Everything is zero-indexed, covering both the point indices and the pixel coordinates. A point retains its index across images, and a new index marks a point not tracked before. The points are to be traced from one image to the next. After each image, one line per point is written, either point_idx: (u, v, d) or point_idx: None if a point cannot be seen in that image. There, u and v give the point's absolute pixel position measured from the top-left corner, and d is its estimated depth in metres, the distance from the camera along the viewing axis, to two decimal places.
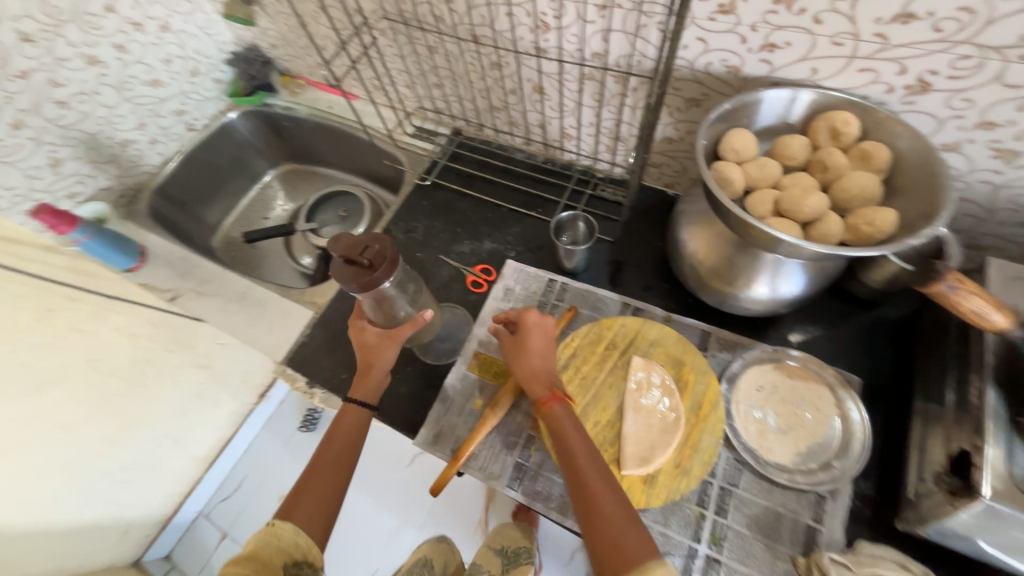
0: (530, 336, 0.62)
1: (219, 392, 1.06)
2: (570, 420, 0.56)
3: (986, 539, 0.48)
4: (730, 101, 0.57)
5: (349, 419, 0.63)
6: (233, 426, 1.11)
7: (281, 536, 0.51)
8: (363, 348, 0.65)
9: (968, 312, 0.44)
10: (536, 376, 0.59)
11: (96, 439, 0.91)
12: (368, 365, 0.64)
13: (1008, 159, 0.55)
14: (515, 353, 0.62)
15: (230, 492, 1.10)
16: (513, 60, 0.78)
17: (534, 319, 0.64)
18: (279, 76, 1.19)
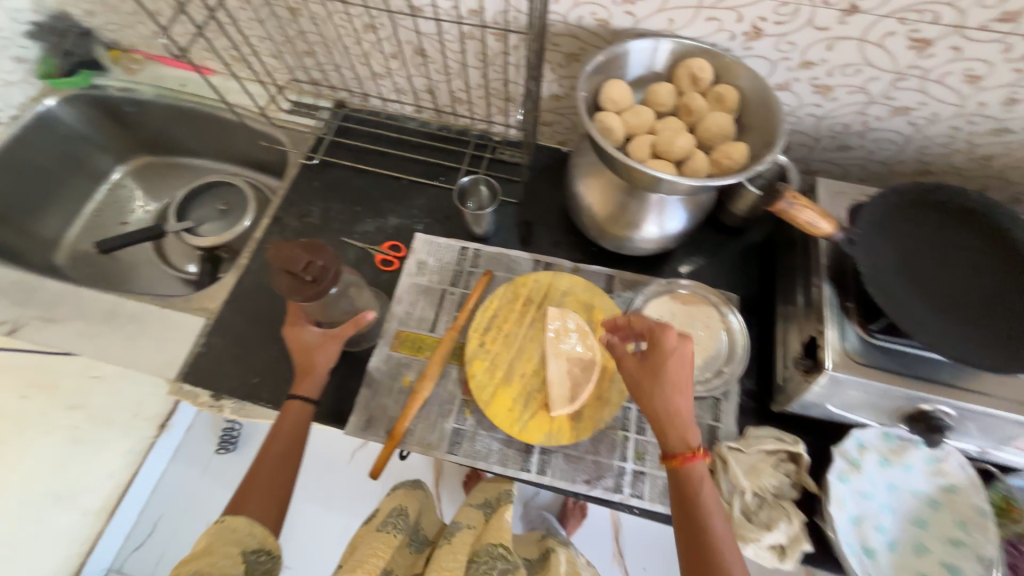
0: (666, 368, 0.55)
1: (106, 432, 0.96)
2: (699, 469, 0.54)
3: (831, 403, 0.60)
4: (602, 54, 0.60)
5: (292, 416, 0.62)
6: (132, 467, 0.99)
7: (235, 529, 0.53)
8: (302, 345, 0.64)
9: (803, 224, 0.53)
10: (681, 421, 0.54)
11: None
12: (310, 360, 0.64)
13: (824, 93, 0.66)
14: (649, 385, 0.55)
15: (143, 539, 1.05)
16: (387, 21, 0.74)
17: (681, 346, 0.56)
18: (106, 50, 1.00)
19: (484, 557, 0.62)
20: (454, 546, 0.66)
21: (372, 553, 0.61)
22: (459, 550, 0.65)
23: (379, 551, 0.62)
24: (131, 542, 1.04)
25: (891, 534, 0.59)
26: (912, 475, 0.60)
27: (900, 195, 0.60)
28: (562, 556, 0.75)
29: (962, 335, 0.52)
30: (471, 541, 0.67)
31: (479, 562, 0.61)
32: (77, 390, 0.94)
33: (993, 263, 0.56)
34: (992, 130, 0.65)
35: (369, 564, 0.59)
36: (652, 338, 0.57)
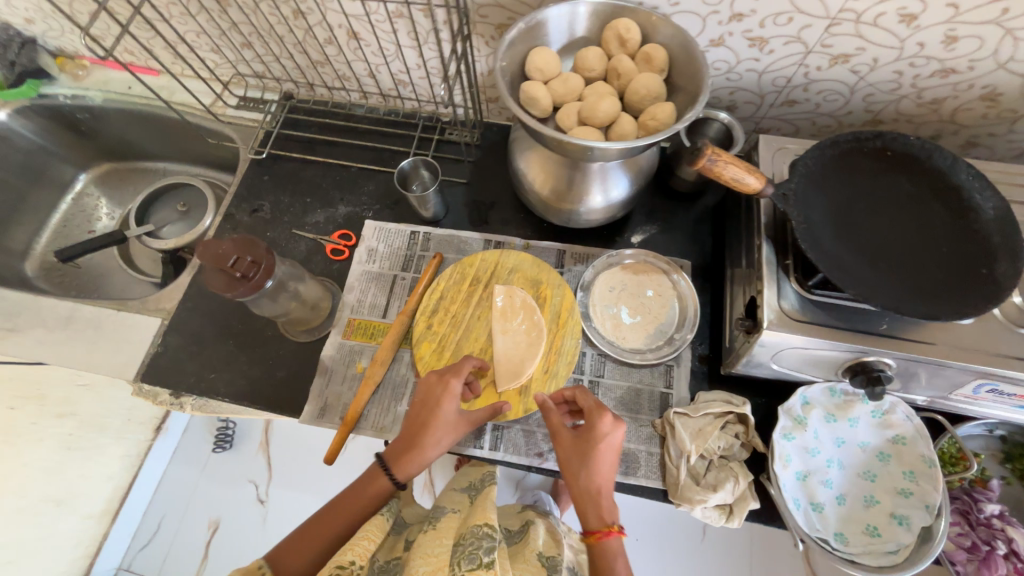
0: (593, 446, 0.54)
1: (100, 437, 1.04)
2: (617, 557, 0.51)
3: (776, 362, 0.60)
4: (520, 22, 0.58)
5: (376, 490, 0.58)
6: (131, 470, 1.12)
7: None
8: (438, 418, 0.57)
9: (728, 180, 0.52)
10: (596, 499, 0.53)
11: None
12: (425, 439, 0.57)
13: (761, 46, 0.64)
14: (574, 462, 0.54)
15: (148, 539, 1.15)
16: (314, 5, 0.72)
17: (613, 429, 0.55)
18: (52, 58, 1.00)
19: (469, 537, 0.54)
20: (439, 530, 0.58)
21: (363, 535, 0.55)
22: (444, 534, 0.57)
23: (370, 532, 0.55)
24: (138, 540, 1.15)
25: (839, 488, 0.59)
26: (859, 428, 0.60)
27: (840, 148, 0.59)
28: (540, 528, 0.70)
29: (898, 285, 0.52)
30: (457, 525, 0.58)
31: (464, 544, 0.53)
32: (66, 398, 0.97)
33: (933, 210, 0.57)
34: (937, 73, 0.62)
35: (358, 548, 0.53)
36: (588, 415, 0.57)
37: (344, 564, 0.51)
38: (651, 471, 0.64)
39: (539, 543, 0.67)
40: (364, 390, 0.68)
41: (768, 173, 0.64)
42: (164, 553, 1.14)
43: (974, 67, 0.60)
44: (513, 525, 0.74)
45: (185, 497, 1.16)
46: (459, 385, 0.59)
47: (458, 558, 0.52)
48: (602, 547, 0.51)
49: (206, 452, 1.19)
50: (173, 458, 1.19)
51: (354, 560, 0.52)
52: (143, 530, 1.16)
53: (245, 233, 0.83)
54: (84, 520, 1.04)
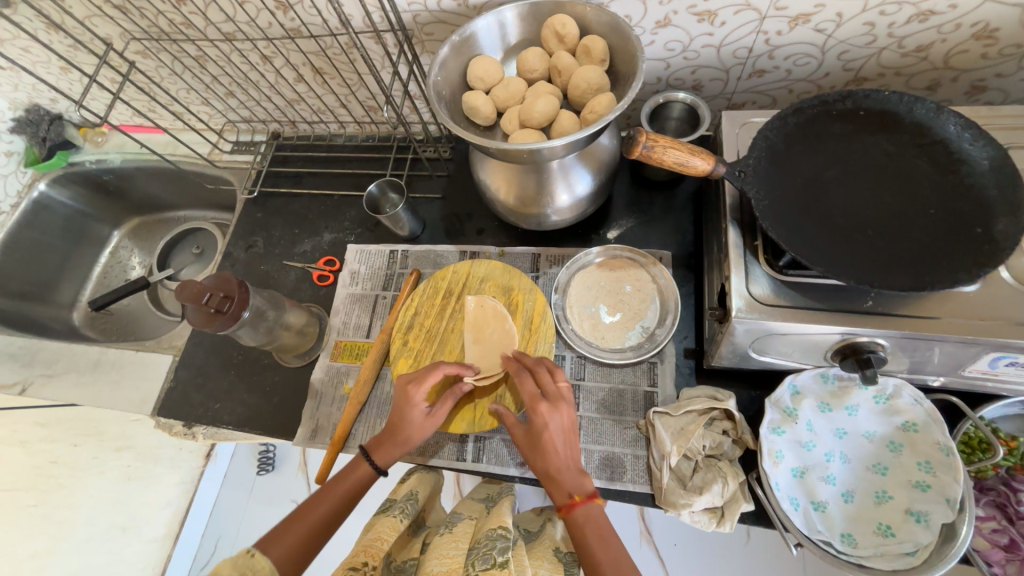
0: (536, 438, 0.54)
1: (157, 467, 1.11)
2: (596, 517, 0.51)
3: (758, 351, 0.56)
4: (451, 37, 0.58)
5: (361, 478, 0.58)
6: (187, 494, 1.15)
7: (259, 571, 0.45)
8: (409, 423, 0.59)
9: (672, 164, 0.49)
10: (555, 470, 0.53)
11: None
12: (401, 436, 0.59)
13: (711, 19, 0.60)
14: (529, 454, 0.55)
15: (206, 562, 1.18)
16: (277, 49, 0.76)
17: (552, 415, 0.54)
18: (76, 130, 1.11)
19: (483, 540, 0.53)
20: (455, 534, 0.58)
21: (375, 537, 0.54)
22: (460, 538, 0.57)
23: (383, 533, 0.54)
24: (200, 560, 1.19)
25: (844, 484, 0.54)
26: (860, 417, 0.55)
27: (805, 114, 0.55)
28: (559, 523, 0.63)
29: (875, 258, 0.48)
30: (472, 530, 0.58)
31: (478, 546, 0.53)
32: (123, 434, 1.08)
33: (918, 169, 0.51)
34: (914, 18, 0.56)
35: (371, 549, 0.52)
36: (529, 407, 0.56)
37: (358, 564, 0.50)
38: (638, 475, 0.61)
39: (558, 538, 0.61)
40: (349, 412, 0.69)
41: (733, 151, 0.60)
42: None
43: (956, 5, 0.54)
44: (532, 526, 0.66)
45: (239, 514, 1.20)
46: (419, 395, 0.59)
47: (472, 559, 0.51)
48: (572, 517, 0.51)
49: (252, 474, 1.22)
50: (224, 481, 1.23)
51: (368, 560, 0.50)
52: (205, 549, 1.19)
53: (242, 269, 0.89)
54: (150, 543, 1.10)
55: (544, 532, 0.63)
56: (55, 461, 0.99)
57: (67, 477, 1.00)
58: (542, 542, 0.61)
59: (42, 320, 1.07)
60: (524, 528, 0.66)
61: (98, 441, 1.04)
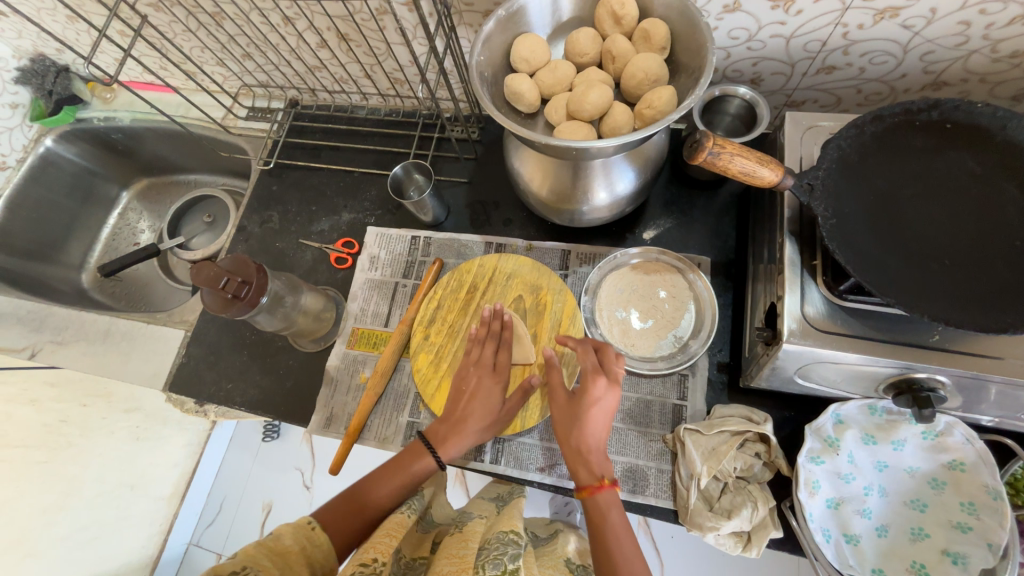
0: (581, 408, 0.53)
1: (163, 428, 1.12)
2: (615, 504, 0.50)
3: (802, 376, 0.53)
4: (497, 10, 0.52)
5: (422, 467, 0.57)
6: (194, 455, 1.18)
7: (314, 547, 0.46)
8: (476, 409, 0.61)
9: (736, 171, 0.45)
10: (587, 451, 0.52)
11: (34, 506, 0.93)
12: (466, 425, 0.60)
13: (786, 7, 0.54)
14: (565, 423, 0.54)
15: (213, 517, 1.22)
16: (299, 10, 0.70)
17: (606, 394, 0.53)
18: (83, 84, 1.05)
19: (495, 542, 0.51)
20: (465, 534, 0.55)
21: (383, 533, 0.49)
22: (471, 537, 0.54)
23: (392, 529, 0.49)
24: (205, 518, 1.22)
25: (879, 518, 0.52)
26: (905, 452, 0.52)
27: (884, 124, 0.50)
28: (570, 536, 0.60)
29: (951, 290, 0.44)
30: (483, 530, 0.55)
31: (489, 548, 0.51)
32: (130, 395, 1.07)
33: (1006, 195, 0.46)
34: (1018, 20, 0.50)
35: (381, 545, 0.47)
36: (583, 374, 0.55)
37: (367, 560, 0.45)
38: (660, 490, 0.59)
39: (569, 549, 0.58)
40: (365, 403, 0.68)
41: (796, 158, 0.56)
42: (229, 526, 1.20)
43: None
44: (541, 531, 0.63)
45: (243, 481, 1.22)
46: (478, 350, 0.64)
47: (483, 561, 0.49)
48: (594, 497, 0.50)
49: (258, 441, 1.24)
50: (230, 446, 1.25)
51: (378, 556, 0.45)
52: (210, 508, 1.22)
53: (256, 245, 0.85)
54: (157, 501, 1.12)
55: (554, 542, 0.59)
56: (66, 420, 0.97)
57: (78, 439, 0.98)
58: (554, 550, 0.57)
59: (50, 281, 1.05)
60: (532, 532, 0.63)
61: (107, 403, 1.03)
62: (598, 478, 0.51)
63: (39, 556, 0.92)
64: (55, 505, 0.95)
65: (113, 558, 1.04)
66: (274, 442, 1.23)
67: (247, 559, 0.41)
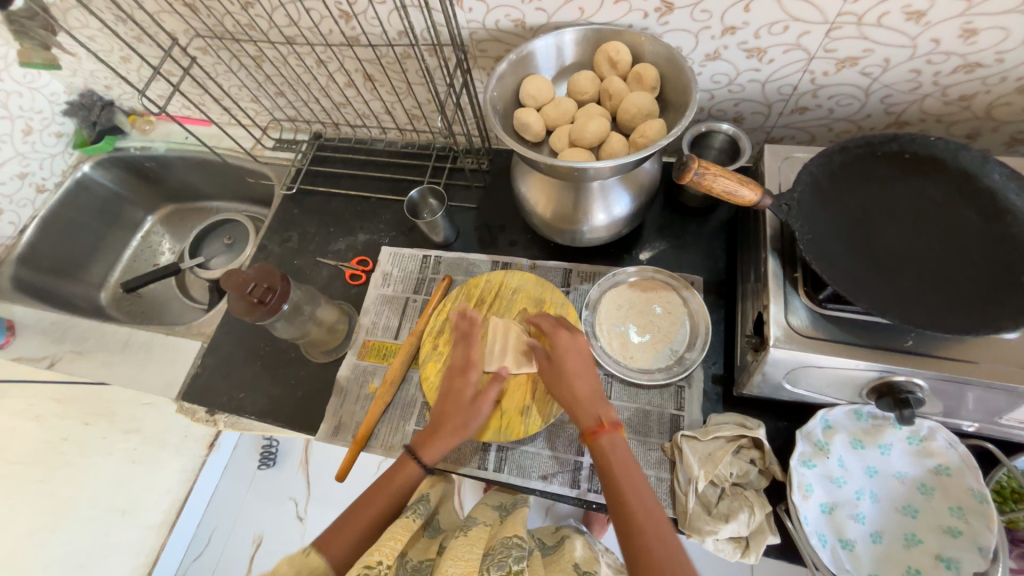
0: (563, 359, 0.60)
1: (161, 452, 1.08)
2: (620, 444, 0.53)
3: (791, 382, 0.56)
4: (509, 55, 0.60)
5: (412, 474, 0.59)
6: (187, 482, 1.11)
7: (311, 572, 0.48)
8: (448, 410, 0.62)
9: (720, 191, 0.50)
10: (581, 402, 0.56)
11: (23, 528, 0.94)
12: (442, 425, 0.61)
13: (759, 56, 0.62)
14: (554, 381, 0.59)
15: (200, 551, 1.12)
16: (333, 55, 0.79)
17: (574, 338, 0.62)
18: (125, 117, 1.14)
19: (498, 547, 0.53)
20: (470, 538, 0.56)
21: (389, 536, 0.50)
22: (476, 542, 0.55)
23: (397, 534, 0.51)
24: (192, 551, 1.12)
25: (873, 524, 0.53)
26: (893, 457, 0.55)
27: (850, 153, 0.56)
28: (578, 540, 0.60)
29: (919, 297, 0.48)
30: (487, 537, 0.56)
31: (493, 553, 0.52)
32: (131, 416, 1.06)
33: (963, 215, 0.52)
34: (960, 69, 0.58)
35: (385, 548, 0.49)
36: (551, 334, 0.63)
37: (372, 563, 0.47)
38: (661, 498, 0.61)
39: (577, 554, 0.58)
40: (371, 417, 0.70)
41: (775, 184, 0.62)
42: (215, 561, 1.10)
43: (1004, 59, 0.55)
44: (549, 539, 0.65)
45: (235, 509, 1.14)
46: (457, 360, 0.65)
47: (488, 565, 0.50)
48: (598, 438, 0.53)
49: (253, 469, 1.17)
50: (225, 473, 1.17)
51: (382, 559, 0.47)
52: (199, 539, 1.13)
53: (275, 263, 0.90)
54: (145, 529, 1.06)
55: (561, 549, 0.60)
56: (66, 437, 1.00)
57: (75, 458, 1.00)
58: (562, 557, 0.58)
59: (72, 297, 1.09)
60: (541, 541, 0.64)
61: (109, 423, 1.04)
62: (597, 420, 0.55)
63: None
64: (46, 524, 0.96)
65: None
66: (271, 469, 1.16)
67: None
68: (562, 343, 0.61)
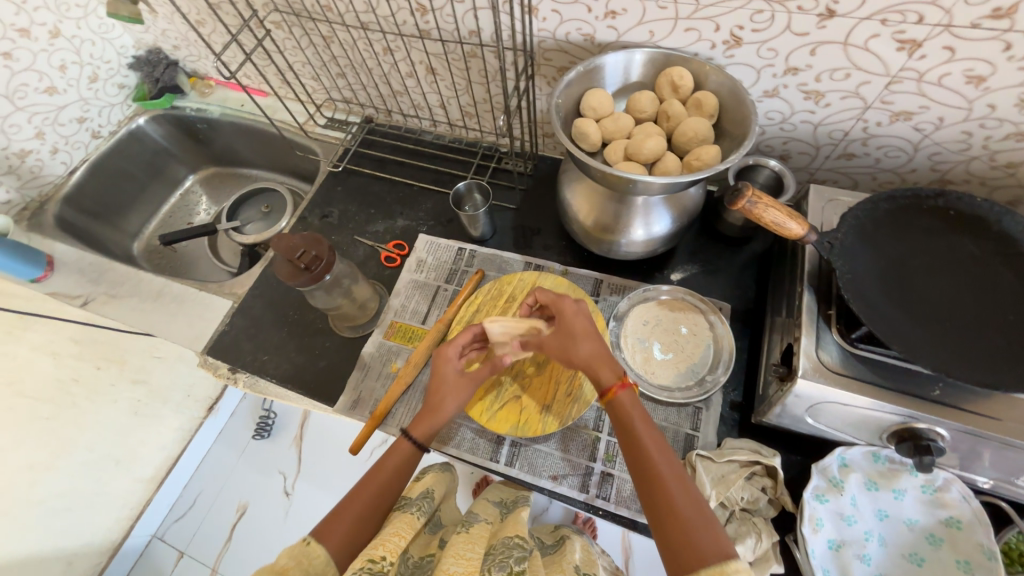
0: (573, 326, 0.59)
1: (161, 408, 1.05)
2: (635, 401, 0.53)
3: (811, 417, 0.57)
4: (578, 66, 0.63)
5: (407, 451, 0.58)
6: (181, 442, 1.07)
7: (311, 559, 0.46)
8: (444, 383, 0.62)
9: (769, 222, 0.52)
10: (596, 362, 0.55)
11: (25, 463, 0.89)
12: (438, 400, 0.61)
13: (817, 99, 0.65)
14: (562, 343, 0.58)
15: (184, 512, 1.07)
16: (402, 44, 0.83)
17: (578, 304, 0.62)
18: (187, 78, 1.18)
19: (500, 547, 0.52)
20: (470, 535, 0.55)
21: (392, 531, 0.50)
22: (476, 540, 0.54)
23: (400, 530, 0.50)
24: (175, 512, 1.07)
25: (878, 566, 0.54)
26: (904, 503, 0.56)
27: (896, 203, 0.58)
28: (577, 543, 0.61)
29: (950, 348, 0.49)
30: (488, 535, 0.56)
31: (495, 553, 0.51)
32: (142, 366, 1.03)
33: (1001, 276, 0.53)
34: (1011, 136, 0.59)
35: (389, 544, 0.48)
36: (553, 302, 0.63)
37: (375, 558, 0.45)
38: None
39: (576, 556, 0.58)
40: (385, 403, 0.70)
41: (817, 223, 0.63)
42: (197, 525, 1.05)
43: None
44: (548, 540, 0.66)
45: (223, 477, 1.08)
46: (454, 351, 0.63)
47: (490, 564, 0.49)
48: (618, 396, 0.53)
49: (247, 438, 1.11)
50: (219, 439, 1.11)
51: (386, 555, 0.46)
52: (183, 502, 1.08)
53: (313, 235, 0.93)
54: (135, 483, 1.03)
55: (562, 550, 0.60)
56: (78, 379, 0.94)
57: (82, 402, 0.95)
58: (562, 558, 0.58)
59: (107, 243, 1.12)
60: (540, 539, 0.65)
61: (121, 370, 0.99)
62: (619, 375, 0.54)
63: (14, 514, 0.88)
64: (45, 465, 0.92)
65: (83, 535, 0.97)
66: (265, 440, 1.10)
67: None
68: (564, 326, 0.60)
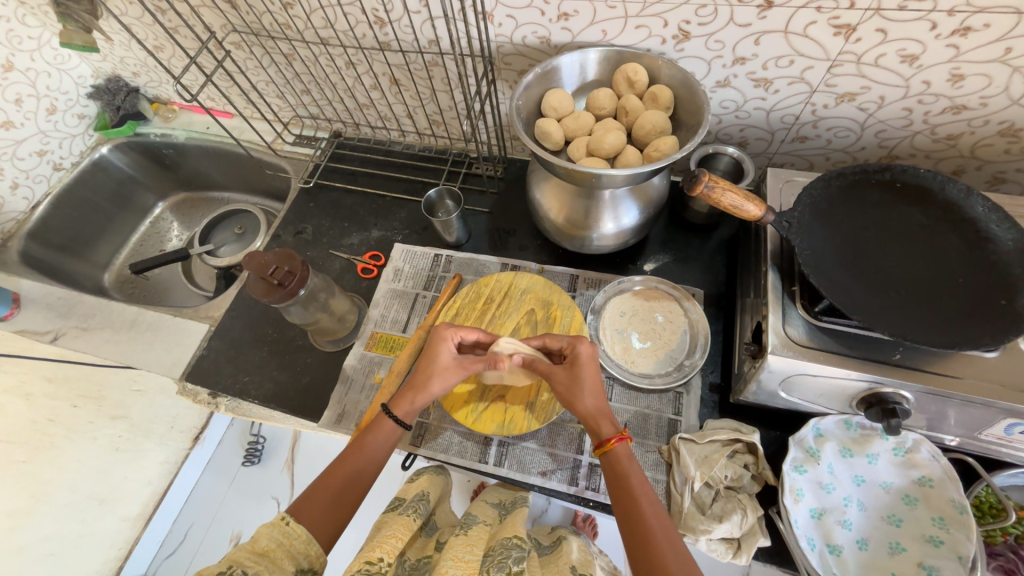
0: (583, 374, 0.59)
1: (145, 441, 1.03)
2: (630, 457, 0.54)
3: (785, 391, 0.59)
4: (535, 68, 0.65)
5: (385, 434, 0.59)
6: (168, 475, 1.06)
7: (291, 535, 0.47)
8: (434, 362, 0.63)
9: (726, 206, 0.54)
10: (596, 414, 0.56)
11: None
12: (426, 378, 0.62)
13: (766, 86, 0.67)
14: (572, 389, 0.59)
15: (175, 547, 1.07)
16: (363, 57, 0.83)
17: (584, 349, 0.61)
18: (149, 103, 1.16)
19: (498, 547, 0.52)
20: (469, 537, 0.54)
21: (389, 534, 0.50)
22: (475, 542, 0.53)
23: (397, 533, 0.51)
24: (165, 548, 1.07)
25: (860, 530, 0.55)
26: (879, 466, 0.58)
27: (847, 179, 0.61)
28: (574, 543, 0.61)
29: (907, 315, 0.52)
30: (486, 536, 0.55)
31: (494, 554, 0.51)
32: (121, 401, 0.99)
33: (948, 241, 0.56)
34: (948, 110, 0.63)
35: (386, 546, 0.48)
36: (568, 346, 0.62)
37: (373, 559, 0.46)
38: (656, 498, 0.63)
39: (573, 557, 0.58)
40: (376, 402, 0.68)
41: (776, 204, 0.66)
42: (190, 557, 1.06)
43: (987, 103, 0.60)
44: (545, 540, 0.66)
45: (213, 507, 1.09)
46: (453, 334, 0.65)
47: (488, 565, 0.49)
48: (615, 450, 0.54)
49: (236, 465, 1.12)
50: (207, 468, 1.12)
51: (383, 556, 0.46)
52: (172, 537, 1.08)
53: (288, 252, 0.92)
54: (121, 522, 1.01)
55: (559, 550, 0.60)
56: (54, 418, 0.91)
57: (62, 441, 0.92)
58: (560, 558, 0.58)
59: (76, 276, 1.09)
60: (536, 540, 0.66)
61: (98, 405, 0.96)
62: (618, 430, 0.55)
63: None
64: (23, 510, 0.87)
65: None
66: (254, 467, 1.11)
67: (230, 561, 0.43)
68: (570, 366, 0.60)
